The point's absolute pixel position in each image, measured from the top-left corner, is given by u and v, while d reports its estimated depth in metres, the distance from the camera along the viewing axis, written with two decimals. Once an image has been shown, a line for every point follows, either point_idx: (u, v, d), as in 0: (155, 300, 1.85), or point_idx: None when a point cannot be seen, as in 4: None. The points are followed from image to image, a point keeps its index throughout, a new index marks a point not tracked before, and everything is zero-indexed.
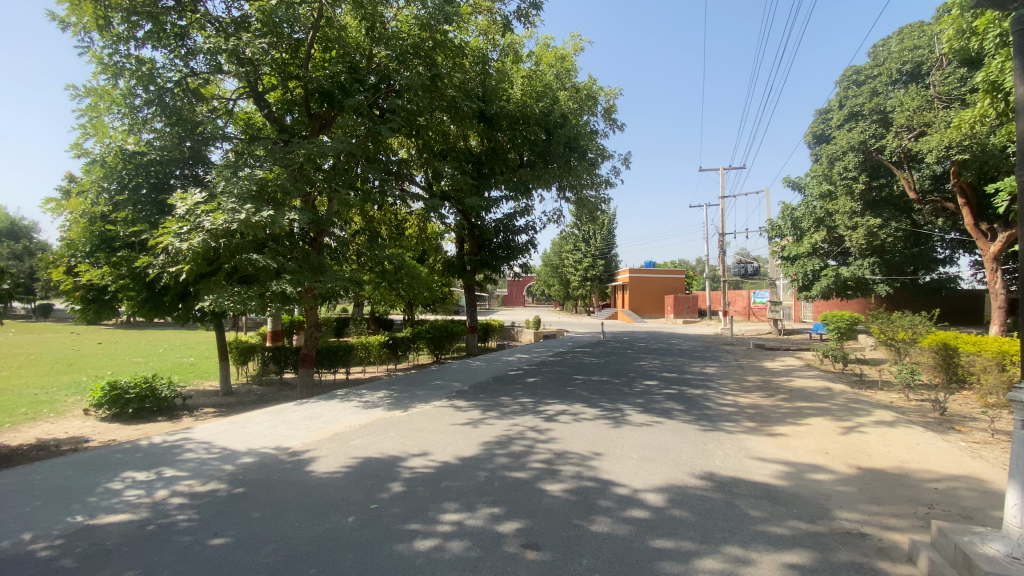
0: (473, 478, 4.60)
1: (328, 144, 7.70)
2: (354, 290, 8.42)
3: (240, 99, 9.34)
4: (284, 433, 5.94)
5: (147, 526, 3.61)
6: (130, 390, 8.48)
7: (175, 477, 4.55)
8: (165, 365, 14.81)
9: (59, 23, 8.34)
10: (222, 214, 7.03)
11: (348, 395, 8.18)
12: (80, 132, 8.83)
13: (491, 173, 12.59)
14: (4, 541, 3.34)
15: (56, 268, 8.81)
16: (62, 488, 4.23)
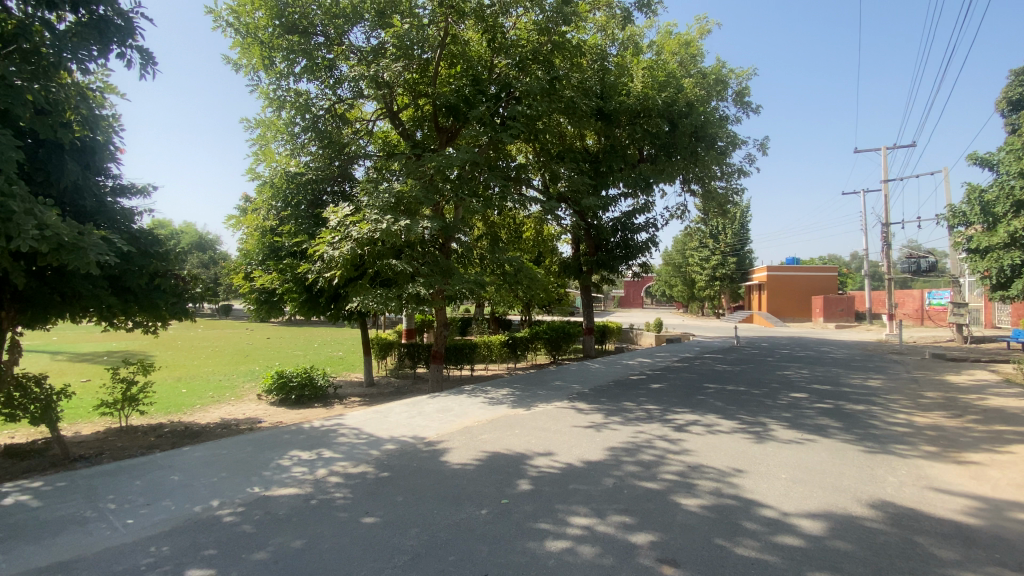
0: (600, 483, 4.48)
1: (456, 155, 8.12)
2: (479, 292, 8.76)
3: (378, 119, 10.28)
4: (420, 424, 6.38)
5: (311, 500, 4.10)
6: (294, 378, 9.84)
7: (331, 458, 5.11)
8: (319, 358, 16.91)
9: (235, 67, 9.98)
10: (366, 224, 7.76)
11: (474, 392, 8.56)
12: (254, 159, 10.44)
13: (609, 170, 12.24)
14: (203, 504, 4.01)
15: (238, 275, 10.51)
16: (242, 462, 4.98)
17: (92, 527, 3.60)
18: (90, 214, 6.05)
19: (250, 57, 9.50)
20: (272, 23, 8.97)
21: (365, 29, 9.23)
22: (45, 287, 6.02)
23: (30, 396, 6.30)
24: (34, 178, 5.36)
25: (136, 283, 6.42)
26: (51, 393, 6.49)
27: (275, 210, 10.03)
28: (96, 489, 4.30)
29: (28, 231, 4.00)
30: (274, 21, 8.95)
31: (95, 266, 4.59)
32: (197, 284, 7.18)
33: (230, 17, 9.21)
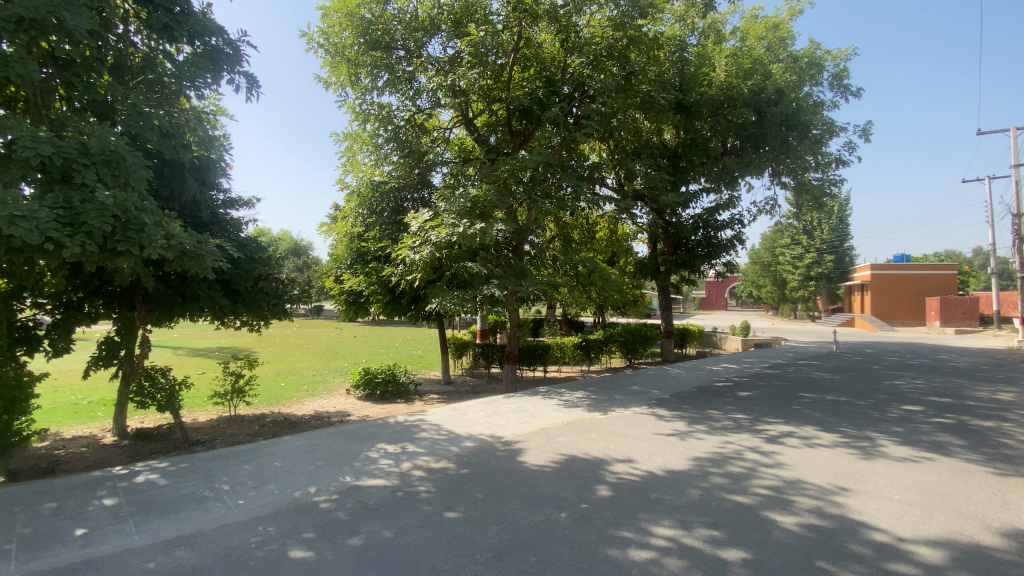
0: (685, 494, 4.28)
1: (529, 157, 8.16)
2: (553, 293, 8.73)
3: (454, 126, 10.59)
4: (498, 424, 6.47)
5: (397, 492, 4.29)
6: (378, 374, 10.43)
7: (414, 452, 5.32)
8: (400, 356, 17.71)
9: (326, 85, 10.74)
10: (444, 228, 8.00)
11: (550, 393, 8.54)
12: (343, 170, 11.16)
13: (689, 165, 11.73)
14: (302, 490, 4.33)
15: (329, 279, 11.26)
16: (335, 452, 5.33)
17: (210, 505, 4.01)
18: (206, 224, 6.79)
19: (338, 74, 10.16)
20: (358, 41, 9.53)
21: (442, 39, 9.55)
22: (169, 289, 6.81)
23: (158, 386, 7.18)
24: (161, 193, 6.09)
25: (244, 286, 7.09)
26: (174, 383, 7.35)
27: (361, 217, 10.65)
28: (212, 471, 4.79)
29: (158, 240, 4.53)
30: (359, 39, 9.49)
31: (212, 270, 5.11)
32: (294, 287, 7.80)
33: (321, 39, 9.91)
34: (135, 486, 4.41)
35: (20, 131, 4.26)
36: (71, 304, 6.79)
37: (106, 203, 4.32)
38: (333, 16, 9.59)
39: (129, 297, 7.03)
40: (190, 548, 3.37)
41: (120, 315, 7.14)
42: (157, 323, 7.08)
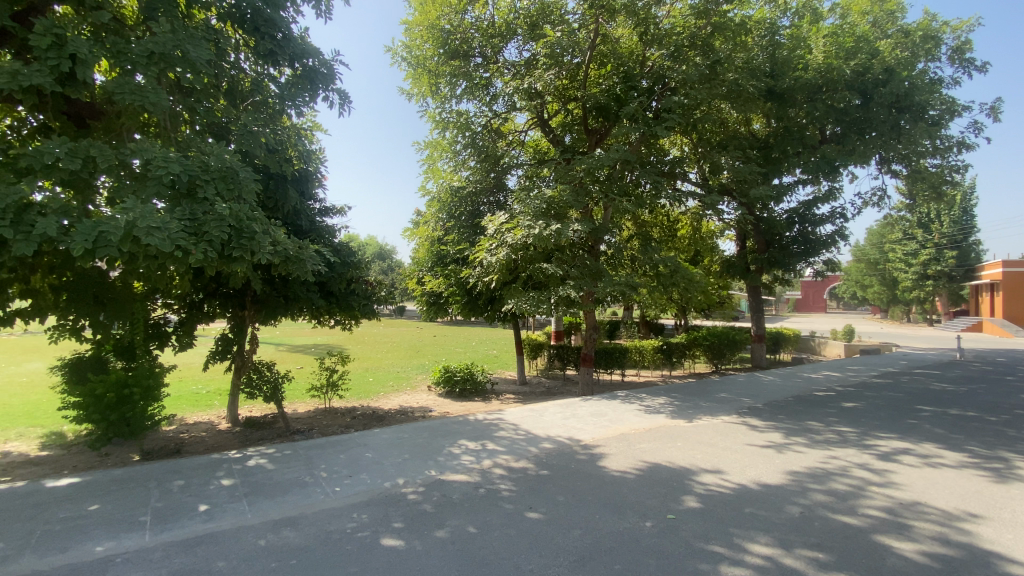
0: (783, 510, 3.97)
1: (606, 155, 7.99)
2: (633, 294, 8.48)
3: (530, 128, 10.65)
4: (576, 426, 6.40)
5: (479, 489, 4.38)
6: (457, 372, 10.76)
7: (494, 451, 5.42)
8: (478, 355, 18.12)
9: (409, 96, 11.26)
10: (520, 230, 8.00)
11: (630, 398, 8.31)
12: (424, 177, 11.63)
13: (783, 155, 11.07)
14: (391, 481, 4.56)
15: (411, 281, 11.67)
16: (420, 446, 5.56)
17: (310, 490, 4.34)
18: (305, 231, 7.38)
19: (419, 85, 10.62)
20: (438, 52, 9.88)
21: (518, 43, 9.66)
22: (273, 291, 7.48)
23: (264, 378, 7.90)
24: (266, 203, 6.69)
25: (338, 287, 7.60)
26: (278, 376, 8.06)
27: (441, 222, 10.99)
28: (311, 458, 5.18)
29: (266, 247, 4.99)
30: (439, 50, 9.84)
31: (311, 273, 5.55)
32: (381, 288, 8.26)
33: (404, 52, 10.42)
34: (247, 469, 4.88)
35: (153, 152, 4.85)
36: (194, 304, 7.65)
37: (223, 215, 4.83)
38: (415, 30, 10.02)
39: (241, 299, 7.81)
40: (294, 529, 3.66)
41: (233, 315, 7.94)
42: (264, 322, 7.80)
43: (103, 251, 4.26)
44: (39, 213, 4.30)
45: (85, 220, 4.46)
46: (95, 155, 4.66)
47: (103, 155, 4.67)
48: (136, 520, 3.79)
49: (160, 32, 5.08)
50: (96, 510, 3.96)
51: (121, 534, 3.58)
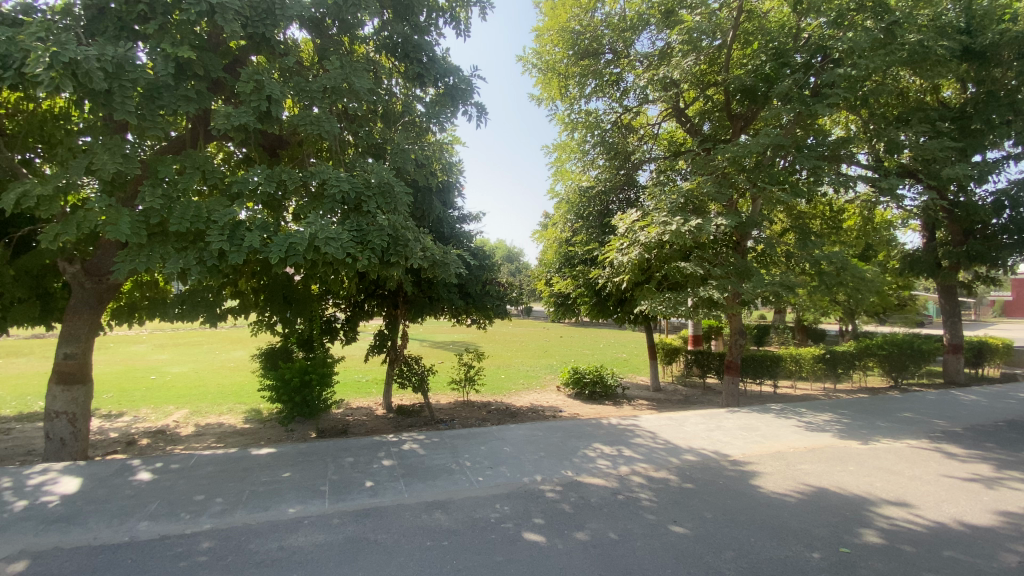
0: (1001, 560, 3.23)
1: (754, 142, 7.25)
2: (787, 295, 7.57)
3: (664, 120, 10.16)
4: (722, 439, 5.93)
5: (618, 495, 4.29)
6: (587, 375, 10.69)
7: (631, 457, 5.25)
8: (608, 358, 17.80)
9: (539, 101, 11.49)
10: (654, 228, 7.62)
11: (785, 412, 7.45)
12: (553, 179, 11.75)
13: (987, 125, 8.94)
14: (529, 477, 4.68)
15: (540, 282, 11.66)
16: (556, 445, 5.61)
17: (456, 477, 4.65)
18: (447, 237, 7.97)
19: (549, 89, 10.81)
20: (567, 54, 9.94)
21: (651, 33, 9.28)
22: (420, 292, 8.17)
23: (413, 370, 8.70)
24: (415, 213, 7.35)
25: (475, 289, 8.05)
26: (424, 370, 8.81)
27: (569, 223, 10.99)
28: (457, 447, 5.55)
29: (417, 252, 5.51)
30: (569, 51, 9.90)
31: (455, 275, 6.02)
32: (513, 290, 8.82)
33: (535, 59, 10.68)
34: (402, 452, 5.39)
35: (328, 173, 5.61)
36: (356, 304, 8.70)
37: (383, 225, 5.42)
38: (546, 35, 10.18)
39: (393, 299, 8.66)
40: (444, 513, 3.95)
41: (388, 313, 8.85)
42: (412, 320, 8.58)
43: (292, 258, 5.06)
44: (246, 228, 5.24)
45: (278, 233, 5.33)
46: (286, 178, 5.56)
47: (291, 178, 5.55)
48: (318, 489, 4.42)
49: (331, 69, 5.89)
50: (288, 478, 4.70)
51: (307, 499, 4.20)
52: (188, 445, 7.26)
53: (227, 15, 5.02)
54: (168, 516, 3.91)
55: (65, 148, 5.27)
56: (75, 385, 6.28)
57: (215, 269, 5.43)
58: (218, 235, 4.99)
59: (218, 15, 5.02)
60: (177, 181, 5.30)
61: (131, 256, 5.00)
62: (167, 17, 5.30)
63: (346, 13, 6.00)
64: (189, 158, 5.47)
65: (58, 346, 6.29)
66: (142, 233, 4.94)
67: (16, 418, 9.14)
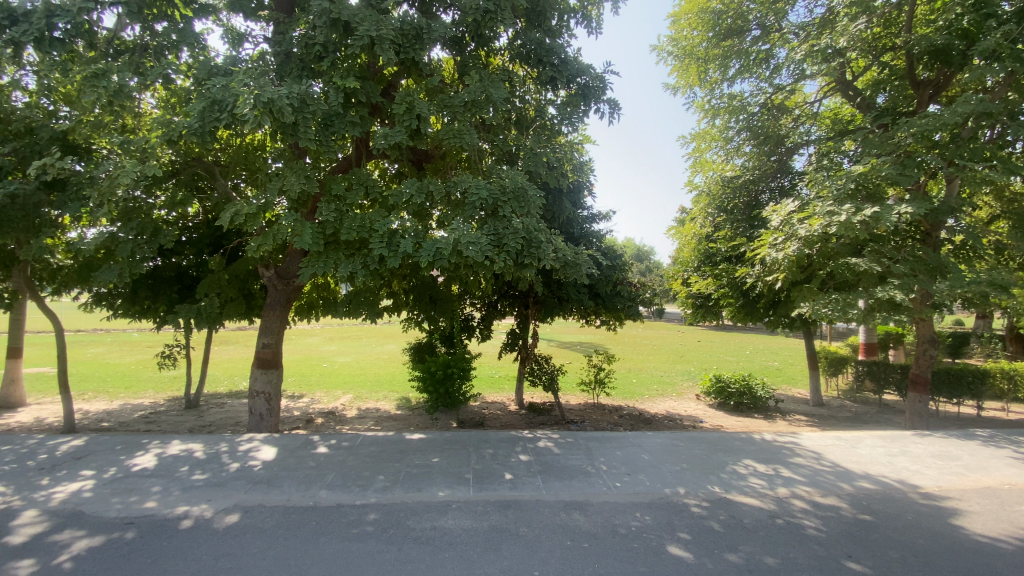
0: None
1: (948, 112, 6.02)
2: (999, 297, 6.14)
3: (824, 96, 8.96)
4: (909, 468, 5.02)
5: (777, 519, 3.87)
6: (732, 384, 9.85)
7: (790, 478, 4.70)
8: (754, 366, 16.21)
9: (675, 90, 10.94)
10: (817, 220, 6.73)
11: (997, 440, 6.06)
12: (691, 171, 11.07)
13: None
14: (671, 488, 4.45)
15: (675, 281, 10.80)
16: (700, 458, 5.25)
17: (593, 480, 4.61)
18: (576, 238, 7.97)
19: (687, 76, 10.38)
20: (707, 37, 9.36)
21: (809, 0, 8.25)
22: (551, 293, 8.27)
23: (543, 369, 8.86)
24: (546, 215, 7.45)
25: (606, 289, 7.94)
26: (555, 370, 8.90)
27: (710, 218, 10.27)
28: (592, 450, 5.49)
29: (549, 254, 5.59)
30: (709, 33, 9.29)
31: (587, 276, 6.00)
32: (647, 291, 8.55)
33: (670, 46, 10.22)
34: (538, 449, 5.50)
35: (468, 182, 5.96)
36: (491, 304, 9.11)
37: (518, 228, 5.61)
38: (684, 19, 9.83)
39: (524, 299, 8.85)
40: (583, 514, 3.94)
41: (520, 313, 9.10)
42: (543, 320, 8.69)
43: (438, 262, 5.48)
44: (401, 235, 5.81)
45: (426, 239, 5.81)
46: (432, 189, 6.05)
47: (437, 189, 6.02)
48: (463, 477, 4.71)
49: (471, 83, 6.24)
50: (437, 463, 5.09)
51: (454, 485, 4.51)
52: (352, 427, 8.27)
53: (385, 45, 5.61)
54: (341, 488, 4.49)
55: (264, 173, 6.33)
56: (270, 369, 7.52)
57: (375, 273, 6.12)
58: (379, 242, 5.61)
59: (377, 46, 5.61)
60: (347, 197, 6.07)
61: (313, 261, 5.87)
62: (336, 54, 6.10)
63: (485, 28, 6.30)
64: (355, 175, 6.22)
65: (258, 337, 7.59)
66: (320, 242, 5.76)
67: (228, 395, 11.27)
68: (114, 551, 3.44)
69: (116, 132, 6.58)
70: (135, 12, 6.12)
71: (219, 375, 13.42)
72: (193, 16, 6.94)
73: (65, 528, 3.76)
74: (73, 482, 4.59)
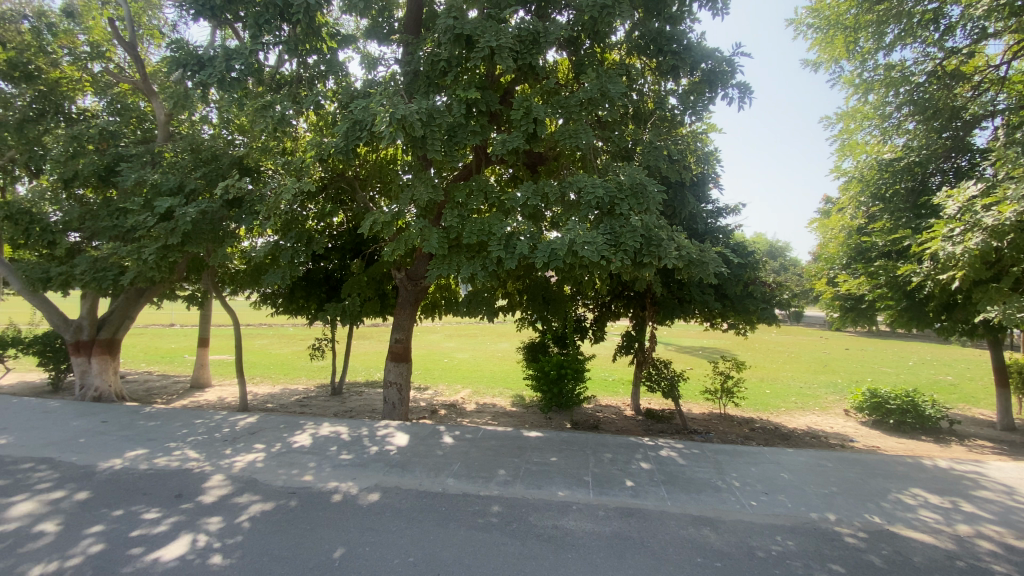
0: None
1: None
2: None
3: (1015, 56, 7.41)
4: None
5: (957, 561, 3.29)
6: (891, 401, 8.54)
7: (974, 515, 3.95)
8: (920, 380, 13.82)
9: (815, 67, 9.84)
10: (1010, 206, 5.55)
11: None
12: (838, 156, 9.85)
13: None
14: (818, 513, 3.98)
15: (819, 281, 9.50)
16: (852, 482, 4.63)
17: (724, 496, 4.29)
18: (700, 234, 7.48)
19: (832, 49, 9.24)
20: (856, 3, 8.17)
21: None
22: (671, 294, 7.89)
23: (662, 375, 8.45)
24: (666, 211, 7.11)
25: (735, 290, 7.43)
26: (675, 375, 8.41)
27: (863, 207, 9.00)
28: (721, 463, 5.11)
29: (671, 252, 5.33)
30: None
31: (714, 276, 5.63)
32: (784, 292, 7.80)
33: (810, 19, 9.19)
34: (660, 458, 5.27)
35: (583, 181, 5.87)
36: (606, 305, 8.96)
37: (637, 226, 5.41)
38: None
39: (641, 300, 8.56)
40: (714, 531, 3.70)
41: (636, 314, 8.79)
42: (662, 321, 8.28)
43: (554, 262, 5.50)
44: (517, 237, 5.93)
45: (542, 240, 5.87)
46: (548, 190, 6.10)
47: (553, 190, 6.05)
48: (582, 479, 4.68)
49: (588, 82, 6.19)
50: (555, 462, 5.13)
51: (573, 486, 4.49)
52: (472, 420, 8.68)
53: (504, 54, 5.80)
54: (467, 478, 4.72)
55: (396, 184, 6.89)
56: (401, 362, 8.18)
57: (493, 274, 6.34)
58: (497, 245, 5.81)
59: (497, 56, 5.82)
60: (468, 203, 6.38)
61: (438, 264, 6.26)
62: (459, 68, 6.46)
63: (601, 24, 6.19)
64: (475, 182, 6.51)
65: (391, 333, 8.30)
66: (445, 246, 6.12)
67: (365, 385, 12.48)
68: (282, 516, 3.99)
69: (278, 154, 7.64)
70: (293, 49, 7.04)
71: (357, 367, 14.95)
72: (337, 47, 7.79)
73: (244, 492, 4.45)
74: (249, 453, 5.43)
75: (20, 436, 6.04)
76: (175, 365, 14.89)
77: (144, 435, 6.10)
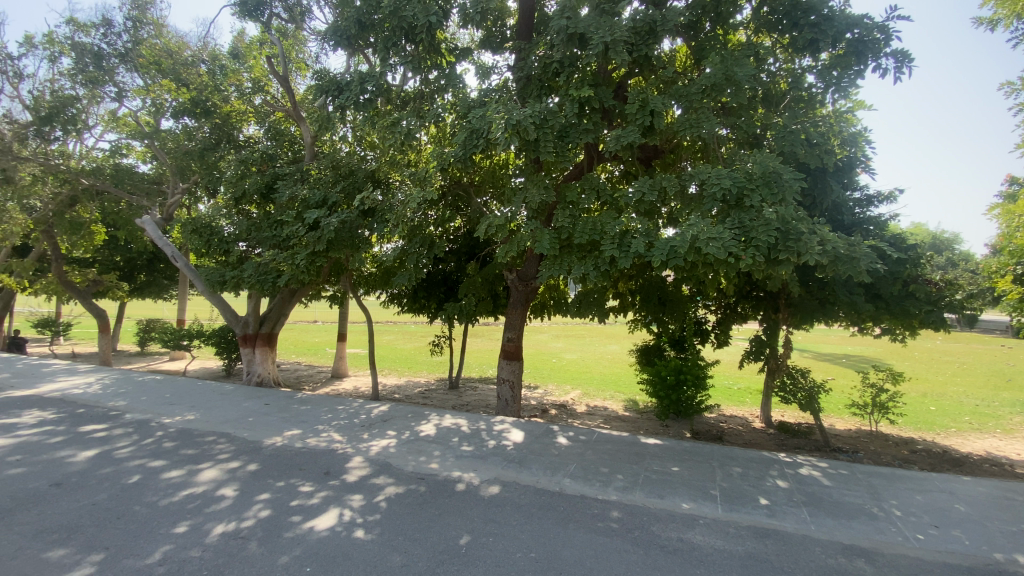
0: None
1: None
2: None
3: None
4: None
5: None
6: None
7: None
8: None
9: (989, 25, 8.18)
10: None
11: None
12: None
13: None
14: (1007, 555, 3.33)
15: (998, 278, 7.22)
16: None
17: (881, 525, 3.75)
18: (846, 226, 6.66)
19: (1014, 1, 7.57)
20: None
21: None
22: (809, 294, 7.13)
23: (799, 385, 7.44)
24: (804, 202, 6.44)
25: (891, 289, 6.57)
26: (814, 385, 7.43)
27: None
28: (876, 487, 4.48)
29: (813, 247, 4.80)
30: None
31: (866, 273, 4.93)
32: (955, 291, 6.68)
33: None
34: (800, 476, 4.76)
35: (707, 173, 5.54)
36: (729, 305, 8.33)
37: (770, 219, 4.98)
38: None
39: (773, 301, 7.81)
40: (869, 564, 3.26)
41: (766, 316, 8.03)
42: (797, 325, 7.49)
43: (674, 261, 5.21)
44: (632, 236, 5.74)
45: (659, 238, 5.60)
46: (666, 185, 5.84)
47: (672, 184, 5.79)
48: (709, 491, 4.40)
49: (710, 67, 5.77)
50: (677, 472, 4.89)
51: (699, 499, 4.24)
52: (585, 421, 8.62)
53: (620, 48, 5.68)
54: (584, 479, 4.69)
55: (510, 188, 7.03)
56: (514, 360, 8.37)
57: (607, 273, 6.24)
58: (610, 244, 5.69)
59: (611, 51, 5.71)
60: (581, 202, 6.32)
61: (550, 265, 6.30)
62: (571, 67, 6.43)
63: None
64: (587, 180, 6.41)
65: (504, 332, 8.54)
66: (557, 247, 6.12)
67: (479, 381, 13.02)
68: (414, 500, 4.31)
69: (405, 165, 8.27)
70: (416, 67, 7.56)
71: (472, 363, 15.66)
72: (455, 61, 8.20)
73: (381, 474, 4.88)
74: (383, 439, 5.94)
75: (205, 412, 7.26)
76: (317, 357, 16.85)
77: (296, 417, 6.98)
